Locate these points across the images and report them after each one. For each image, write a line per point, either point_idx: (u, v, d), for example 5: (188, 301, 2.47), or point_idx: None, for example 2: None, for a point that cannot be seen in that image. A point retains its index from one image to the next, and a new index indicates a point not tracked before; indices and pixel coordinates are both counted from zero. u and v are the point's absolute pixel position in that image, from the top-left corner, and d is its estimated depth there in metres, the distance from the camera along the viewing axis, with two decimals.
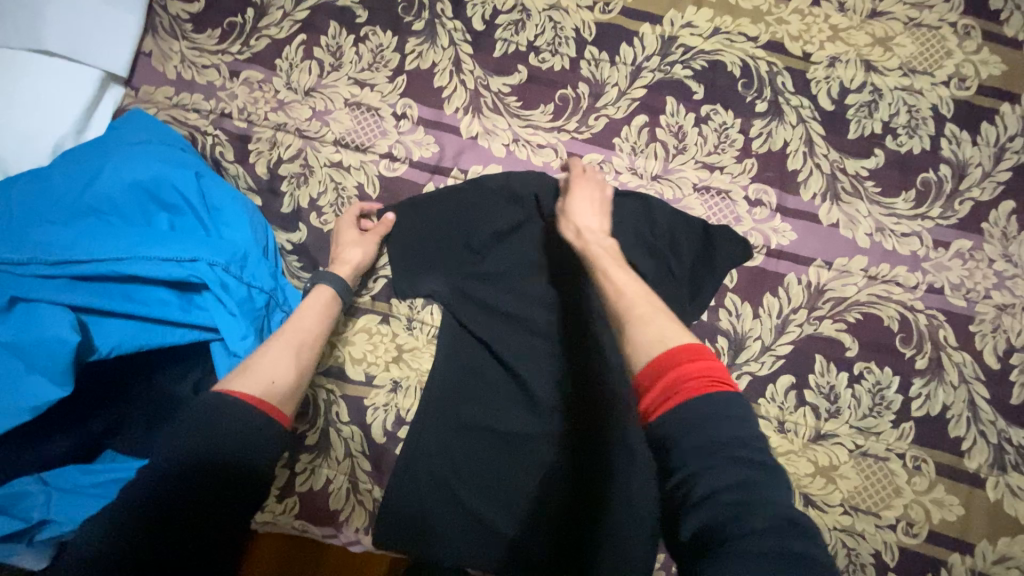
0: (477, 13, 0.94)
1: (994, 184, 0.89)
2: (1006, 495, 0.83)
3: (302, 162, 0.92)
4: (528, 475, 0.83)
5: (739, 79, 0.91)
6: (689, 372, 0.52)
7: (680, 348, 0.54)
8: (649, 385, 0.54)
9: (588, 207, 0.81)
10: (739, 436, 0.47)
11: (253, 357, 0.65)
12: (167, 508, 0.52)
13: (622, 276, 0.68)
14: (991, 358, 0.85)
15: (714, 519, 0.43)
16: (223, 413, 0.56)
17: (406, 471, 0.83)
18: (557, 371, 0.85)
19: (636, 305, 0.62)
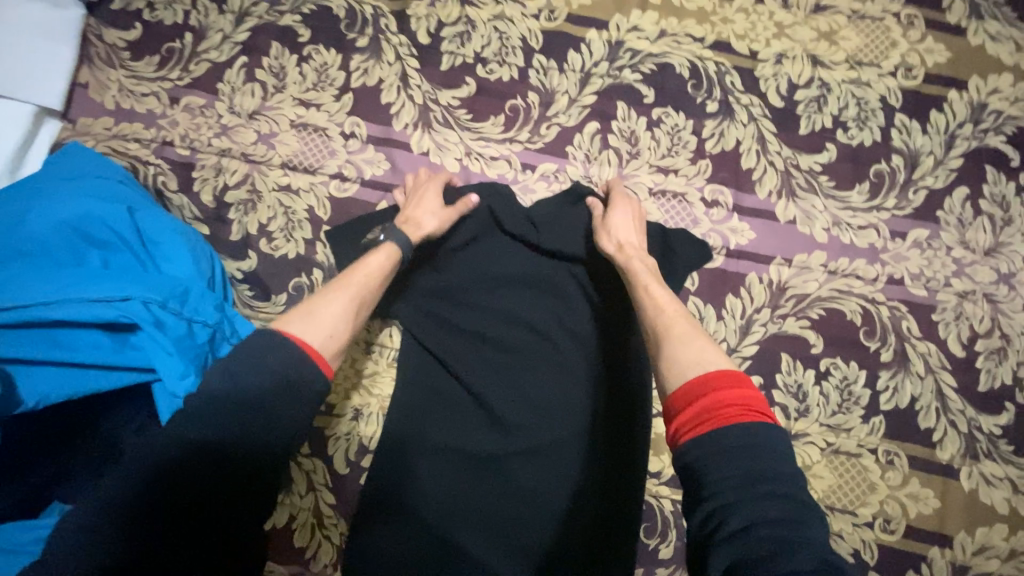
0: (421, 28, 0.93)
1: (947, 171, 0.89)
2: (980, 484, 0.82)
3: (249, 187, 0.89)
4: (501, 495, 0.80)
5: (689, 81, 0.91)
6: (726, 398, 0.51)
7: (718, 373, 0.53)
8: (681, 407, 0.53)
9: (628, 225, 0.80)
10: (776, 470, 0.46)
11: (312, 299, 0.62)
12: (175, 509, 0.47)
13: (660, 291, 0.70)
14: (956, 347, 0.85)
15: (746, 555, 0.41)
16: (268, 354, 0.53)
17: (375, 499, 0.80)
18: (526, 382, 0.83)
19: (676, 323, 0.64)
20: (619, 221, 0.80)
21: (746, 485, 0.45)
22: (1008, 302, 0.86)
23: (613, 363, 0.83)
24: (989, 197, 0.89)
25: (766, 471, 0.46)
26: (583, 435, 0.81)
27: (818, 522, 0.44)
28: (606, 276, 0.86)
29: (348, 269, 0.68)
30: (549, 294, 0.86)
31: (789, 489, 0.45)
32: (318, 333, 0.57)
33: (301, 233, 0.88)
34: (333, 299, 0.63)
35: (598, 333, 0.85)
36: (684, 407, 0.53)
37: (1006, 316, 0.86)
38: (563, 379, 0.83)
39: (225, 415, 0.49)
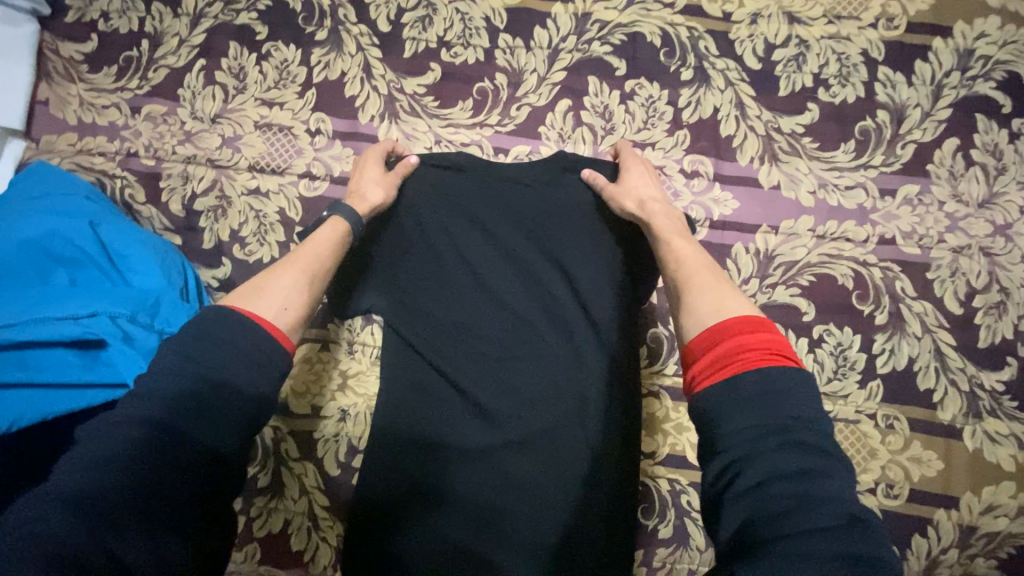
0: (381, 15, 0.90)
1: (936, 123, 0.85)
2: (985, 443, 0.80)
3: (218, 193, 0.87)
4: (496, 488, 0.79)
5: (661, 48, 0.88)
6: (748, 342, 0.48)
7: (738, 319, 0.50)
8: (702, 351, 0.51)
9: (647, 182, 0.78)
10: (790, 418, 0.43)
11: (262, 277, 0.62)
12: (173, 502, 0.44)
13: (683, 242, 0.68)
14: (953, 304, 0.82)
15: (760, 511, 0.39)
16: (226, 329, 0.52)
17: (369, 500, 0.79)
18: (513, 372, 0.82)
19: (696, 273, 0.62)
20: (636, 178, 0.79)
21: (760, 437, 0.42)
22: (1005, 254, 0.83)
23: (599, 347, 0.81)
24: (980, 146, 0.85)
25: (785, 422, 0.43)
26: (575, 420, 0.80)
27: (839, 474, 0.40)
28: (585, 255, 0.83)
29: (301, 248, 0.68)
30: (529, 280, 0.84)
31: (811, 436, 0.42)
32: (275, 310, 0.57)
33: (275, 236, 0.86)
34: (290, 275, 0.62)
35: (582, 316, 0.82)
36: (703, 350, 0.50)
37: (1004, 269, 0.83)
38: (551, 367, 0.81)
39: (209, 400, 0.47)
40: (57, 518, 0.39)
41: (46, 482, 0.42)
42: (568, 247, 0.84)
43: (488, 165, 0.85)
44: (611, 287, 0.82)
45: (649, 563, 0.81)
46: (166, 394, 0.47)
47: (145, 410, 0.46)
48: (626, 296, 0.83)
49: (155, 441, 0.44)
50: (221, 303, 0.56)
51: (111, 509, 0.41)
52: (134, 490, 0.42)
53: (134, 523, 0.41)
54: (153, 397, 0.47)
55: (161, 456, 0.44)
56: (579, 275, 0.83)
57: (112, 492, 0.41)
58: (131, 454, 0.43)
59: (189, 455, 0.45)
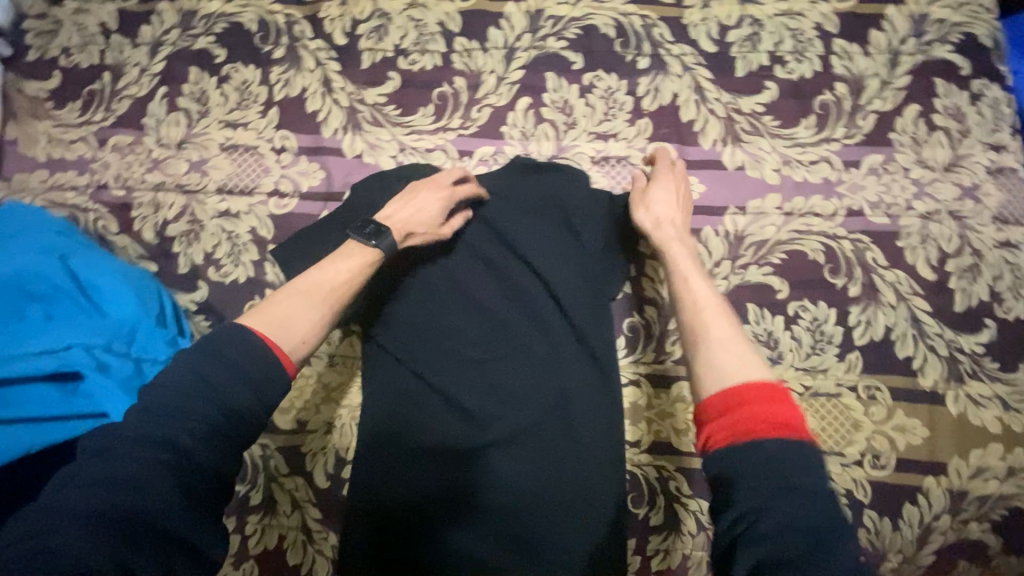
0: (337, 28, 0.90)
1: (895, 91, 0.86)
2: (968, 406, 0.80)
3: (189, 218, 0.87)
4: (487, 489, 0.79)
5: (616, 39, 0.88)
6: (767, 408, 0.49)
7: (764, 381, 0.51)
8: (723, 405, 0.51)
9: (666, 203, 0.75)
10: (802, 481, 0.45)
11: (280, 300, 0.62)
12: (183, 525, 0.46)
13: (700, 284, 0.64)
14: (926, 270, 0.82)
15: (770, 559, 0.42)
16: (228, 347, 0.54)
17: (362, 510, 0.79)
18: (495, 373, 0.82)
19: (716, 322, 0.59)
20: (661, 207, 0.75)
21: (772, 491, 0.45)
22: (974, 216, 0.83)
23: (576, 341, 0.82)
24: (941, 110, 0.85)
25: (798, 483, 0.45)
26: (559, 416, 0.80)
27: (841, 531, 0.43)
28: (555, 250, 0.83)
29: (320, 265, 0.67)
30: (503, 279, 0.84)
31: (822, 502, 0.44)
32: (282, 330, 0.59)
33: (248, 255, 0.86)
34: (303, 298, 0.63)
35: (556, 311, 0.83)
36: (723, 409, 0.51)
37: (974, 232, 0.83)
38: (532, 365, 0.82)
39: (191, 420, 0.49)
40: (71, 535, 0.42)
41: (58, 497, 0.45)
42: (537, 243, 0.84)
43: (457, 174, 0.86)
44: (585, 281, 0.82)
45: (642, 552, 0.81)
46: (167, 412, 0.49)
47: (149, 427, 0.48)
48: (597, 288, 0.83)
49: (163, 462, 0.47)
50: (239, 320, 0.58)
51: (127, 525, 0.44)
52: (147, 511, 0.45)
53: (148, 542, 0.44)
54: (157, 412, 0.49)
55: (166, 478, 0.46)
56: (549, 272, 0.83)
57: (127, 511, 0.44)
58: (144, 475, 0.46)
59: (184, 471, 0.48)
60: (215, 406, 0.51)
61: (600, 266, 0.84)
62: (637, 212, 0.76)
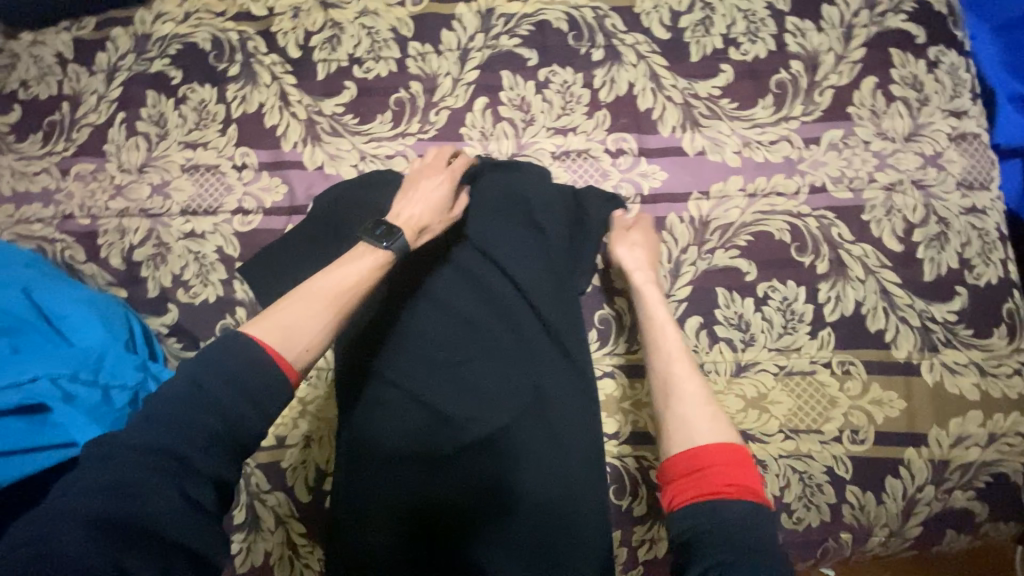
0: (290, 41, 0.90)
1: (851, 64, 0.85)
2: (945, 375, 0.80)
3: (155, 242, 0.87)
4: (475, 493, 0.79)
5: (569, 33, 0.88)
6: (728, 474, 0.55)
7: (726, 447, 0.57)
8: (688, 467, 0.57)
9: (642, 248, 0.79)
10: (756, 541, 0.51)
11: (286, 305, 0.60)
12: (184, 532, 0.47)
13: (669, 335, 0.70)
14: (893, 242, 0.82)
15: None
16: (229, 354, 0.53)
17: (352, 522, 0.79)
18: (474, 376, 0.81)
19: (686, 382, 0.65)
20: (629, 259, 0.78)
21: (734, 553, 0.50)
22: (939, 184, 0.83)
23: (548, 338, 0.82)
24: (899, 80, 0.85)
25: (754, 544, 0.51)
26: (536, 414, 0.80)
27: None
28: (520, 250, 0.83)
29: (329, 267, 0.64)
30: (472, 283, 0.84)
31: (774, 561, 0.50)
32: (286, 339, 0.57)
33: (216, 274, 0.86)
34: (308, 304, 0.60)
35: (529, 310, 0.82)
36: (685, 470, 0.57)
37: (939, 200, 0.83)
38: (510, 366, 0.81)
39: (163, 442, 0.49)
40: (72, 540, 0.43)
41: (60, 503, 0.46)
42: (502, 244, 0.84)
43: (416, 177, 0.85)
44: (552, 278, 0.82)
45: (628, 543, 0.81)
46: (172, 422, 0.50)
47: (155, 433, 0.50)
48: (566, 283, 0.83)
49: (162, 470, 0.48)
50: (242, 328, 0.56)
51: (131, 531, 0.45)
52: (149, 516, 0.46)
53: (153, 548, 0.46)
54: (165, 421, 0.50)
55: (170, 487, 0.48)
56: (518, 272, 0.82)
57: (128, 517, 0.46)
58: (146, 479, 0.47)
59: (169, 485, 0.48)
60: (220, 418, 0.51)
61: (567, 261, 0.83)
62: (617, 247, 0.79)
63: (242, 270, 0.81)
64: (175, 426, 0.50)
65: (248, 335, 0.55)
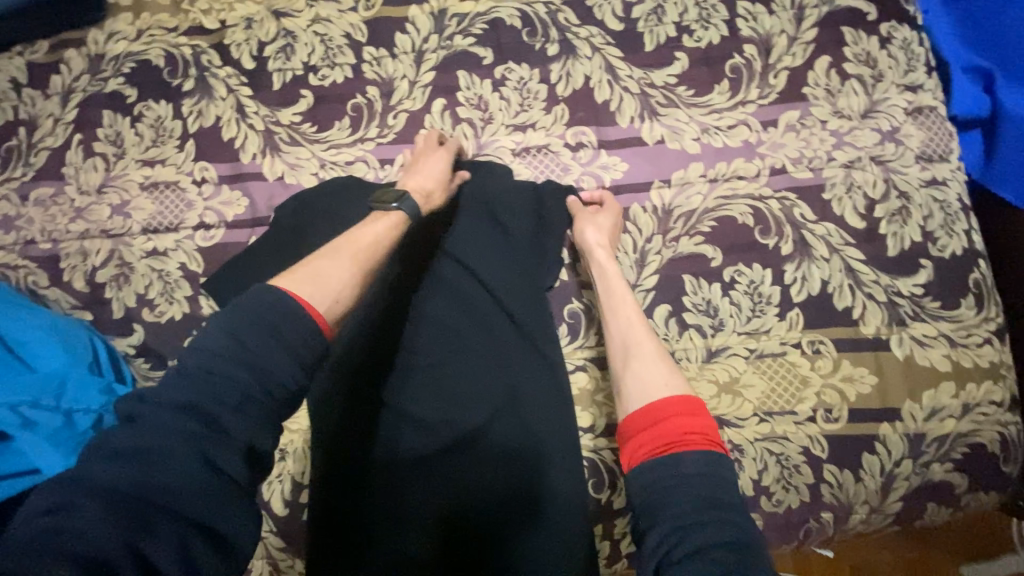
0: (243, 53, 0.90)
1: (804, 45, 0.86)
2: (915, 348, 0.80)
3: (118, 262, 0.86)
4: (462, 496, 0.78)
5: (523, 29, 0.88)
6: (682, 424, 0.58)
7: (679, 401, 0.60)
8: (645, 423, 0.60)
9: (604, 233, 0.79)
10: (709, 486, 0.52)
11: (314, 260, 0.61)
12: (207, 505, 0.44)
13: (627, 307, 0.74)
14: (855, 219, 0.82)
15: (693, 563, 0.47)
16: (253, 307, 0.53)
17: (339, 536, 0.77)
18: (450, 378, 0.81)
19: (643, 343, 0.70)
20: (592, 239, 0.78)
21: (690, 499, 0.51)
22: (897, 159, 0.83)
23: (518, 333, 0.81)
24: (853, 58, 0.85)
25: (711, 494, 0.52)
26: (511, 410, 0.80)
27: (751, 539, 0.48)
28: (484, 247, 0.83)
29: (351, 231, 0.67)
30: (439, 285, 0.84)
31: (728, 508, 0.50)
32: (315, 289, 0.57)
33: (181, 291, 0.85)
34: (337, 258, 0.62)
35: (500, 308, 0.82)
36: (642, 425, 0.60)
37: (899, 174, 0.83)
38: (485, 365, 0.81)
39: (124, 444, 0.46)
40: (90, 514, 0.41)
41: (82, 472, 0.44)
42: (466, 243, 0.84)
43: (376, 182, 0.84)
44: (518, 273, 0.82)
45: (610, 537, 0.80)
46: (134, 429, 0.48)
47: (185, 394, 0.48)
48: (533, 277, 0.82)
49: (179, 444, 0.45)
50: (270, 282, 0.56)
51: (154, 504, 0.43)
52: (171, 489, 0.44)
53: (176, 521, 0.43)
54: (199, 377, 0.49)
55: (193, 453, 0.45)
56: (485, 271, 0.82)
57: (148, 490, 0.43)
58: (169, 448, 0.45)
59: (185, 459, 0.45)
60: (253, 373, 0.49)
61: (533, 256, 0.83)
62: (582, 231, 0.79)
63: (208, 287, 0.80)
64: (207, 386, 0.48)
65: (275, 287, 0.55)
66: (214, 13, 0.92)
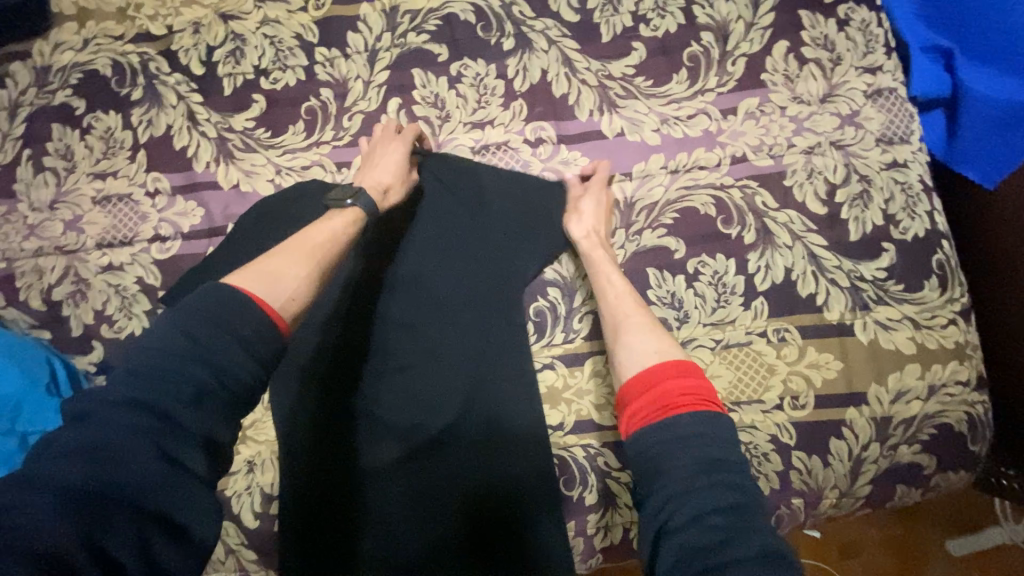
0: (192, 59, 0.87)
1: (761, 31, 0.85)
2: (879, 332, 0.80)
3: (73, 279, 0.85)
4: (439, 496, 0.78)
5: (477, 24, 0.86)
6: (681, 389, 0.59)
7: (676, 366, 0.61)
8: (644, 391, 0.61)
9: (594, 219, 0.79)
10: (715, 456, 0.53)
11: (265, 256, 0.60)
12: (166, 501, 0.45)
13: (614, 281, 0.75)
14: (816, 204, 0.82)
15: (696, 542, 0.48)
16: (211, 307, 0.52)
17: (317, 546, 0.77)
18: (425, 381, 0.80)
19: (635, 314, 0.71)
20: (585, 223, 0.79)
21: (695, 471, 0.52)
22: (857, 142, 0.83)
23: (494, 328, 0.81)
24: (811, 42, 0.84)
25: (714, 464, 0.53)
26: (493, 404, 0.79)
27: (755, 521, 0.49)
28: (453, 245, 0.84)
29: (309, 227, 0.66)
30: (412, 287, 0.83)
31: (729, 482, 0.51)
32: (268, 287, 0.56)
33: (140, 306, 0.83)
34: (292, 256, 0.61)
35: (466, 305, 0.81)
36: (640, 392, 0.61)
37: (859, 158, 0.83)
38: (453, 363, 0.80)
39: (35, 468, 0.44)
40: (40, 515, 0.40)
41: (38, 473, 0.43)
42: (437, 245, 0.84)
43: (330, 185, 0.82)
44: (491, 268, 0.82)
45: (583, 533, 0.79)
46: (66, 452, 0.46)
47: (135, 393, 0.47)
48: (506, 271, 0.82)
49: (116, 447, 0.44)
50: (225, 280, 0.56)
51: (103, 503, 0.42)
52: (126, 486, 0.44)
53: (128, 520, 0.43)
54: (145, 377, 0.48)
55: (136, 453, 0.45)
56: (459, 271, 0.83)
57: (100, 490, 0.43)
58: (119, 445, 0.45)
59: (133, 458, 0.44)
60: (207, 368, 0.49)
61: (497, 252, 0.82)
62: (572, 220, 0.79)
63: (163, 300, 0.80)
64: (139, 383, 0.48)
65: (228, 286, 0.54)
66: (160, 19, 0.89)
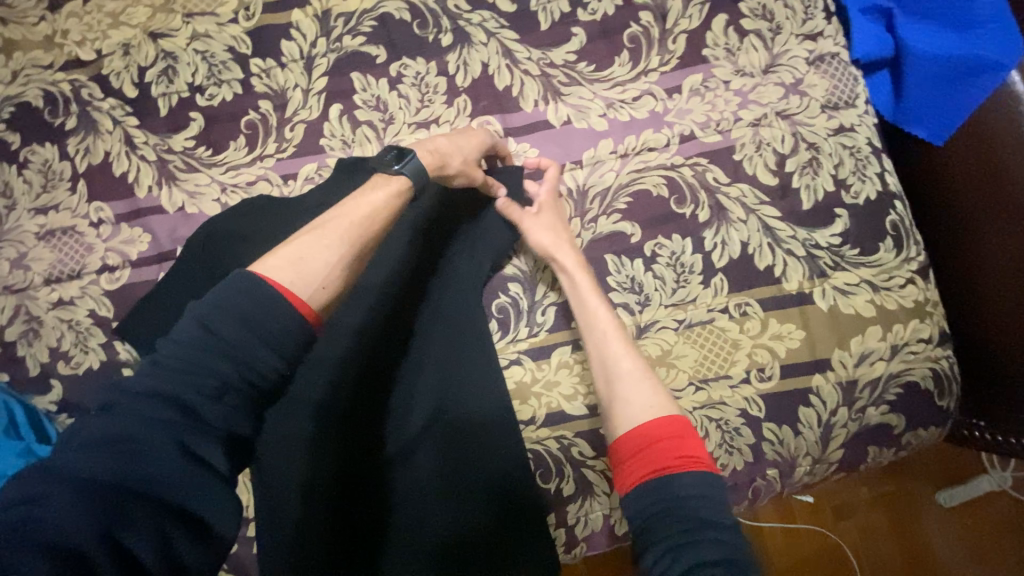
0: (124, 81, 0.85)
1: (699, 6, 0.84)
2: (838, 298, 0.81)
3: (24, 318, 0.82)
4: (443, 516, 0.73)
5: (413, 22, 0.85)
6: (674, 447, 0.57)
7: (669, 423, 0.59)
8: (637, 447, 0.58)
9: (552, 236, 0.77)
10: (708, 511, 0.51)
11: (299, 239, 0.55)
12: (190, 497, 0.43)
13: (598, 306, 0.73)
14: (767, 176, 0.82)
15: None
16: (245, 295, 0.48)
17: None
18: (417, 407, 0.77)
19: (625, 359, 0.68)
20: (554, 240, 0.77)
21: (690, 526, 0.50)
22: (803, 111, 0.83)
23: (480, 344, 0.78)
24: (749, 13, 0.84)
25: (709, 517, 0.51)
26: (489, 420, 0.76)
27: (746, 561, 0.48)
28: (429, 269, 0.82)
29: (347, 201, 0.61)
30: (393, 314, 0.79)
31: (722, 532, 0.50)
32: (297, 274, 0.52)
33: (95, 339, 0.81)
34: (323, 238, 0.56)
35: (450, 325, 0.79)
36: (634, 451, 0.58)
37: (806, 126, 0.83)
38: (428, 377, 0.78)
39: None
40: (64, 507, 0.39)
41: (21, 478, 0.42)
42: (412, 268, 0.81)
43: (278, 199, 0.81)
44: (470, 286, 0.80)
45: (565, 524, 0.79)
46: None
47: None
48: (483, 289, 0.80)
49: (123, 451, 0.42)
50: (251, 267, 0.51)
51: (128, 496, 0.41)
52: (147, 479, 0.42)
53: (157, 513, 0.41)
54: (160, 367, 0.46)
55: None
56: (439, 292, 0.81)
57: (126, 484, 0.41)
58: (145, 435, 0.43)
59: (156, 451, 0.42)
60: (232, 362, 0.46)
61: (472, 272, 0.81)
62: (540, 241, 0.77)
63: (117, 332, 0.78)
64: None
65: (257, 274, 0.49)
66: (88, 43, 0.86)
